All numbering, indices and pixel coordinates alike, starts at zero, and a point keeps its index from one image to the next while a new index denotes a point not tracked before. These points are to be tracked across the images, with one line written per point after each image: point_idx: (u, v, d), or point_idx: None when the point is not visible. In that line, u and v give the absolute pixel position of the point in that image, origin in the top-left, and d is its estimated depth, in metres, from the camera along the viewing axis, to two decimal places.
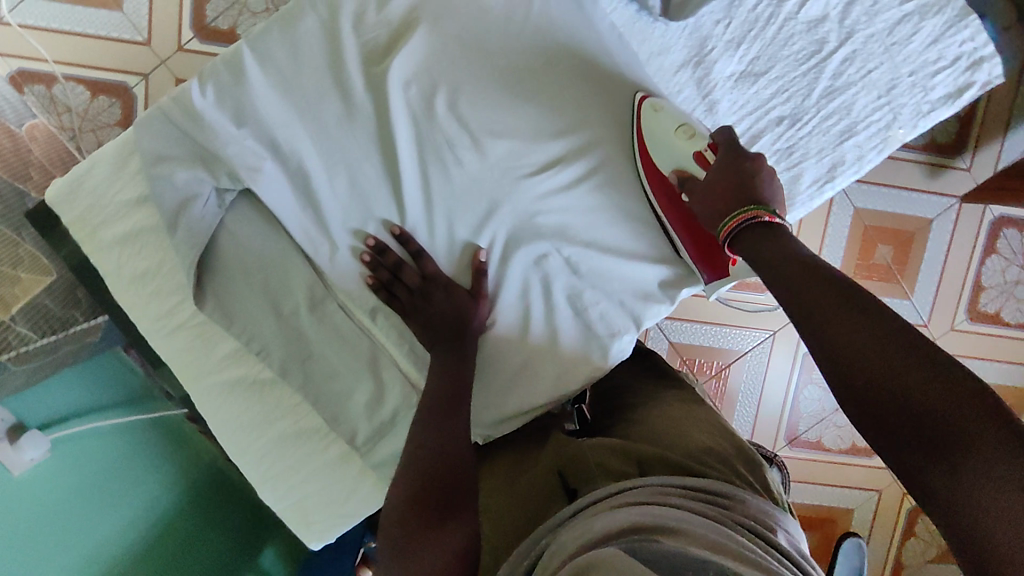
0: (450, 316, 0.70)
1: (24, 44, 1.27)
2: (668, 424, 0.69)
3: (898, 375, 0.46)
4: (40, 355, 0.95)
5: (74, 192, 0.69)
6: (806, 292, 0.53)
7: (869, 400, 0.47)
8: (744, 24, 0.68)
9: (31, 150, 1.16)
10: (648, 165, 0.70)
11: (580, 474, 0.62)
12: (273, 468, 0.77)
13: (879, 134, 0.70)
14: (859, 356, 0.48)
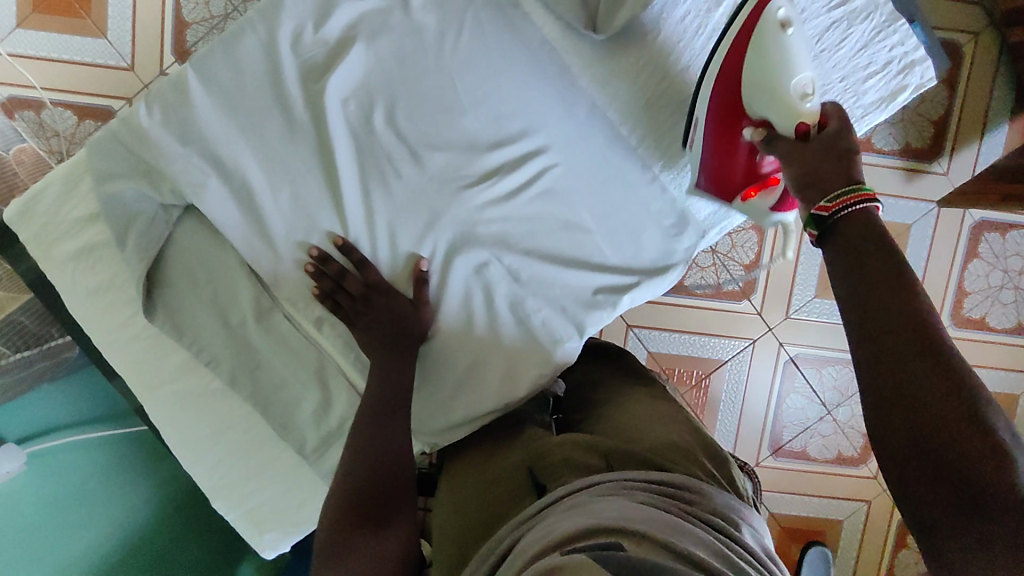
0: (393, 322, 0.71)
1: (15, 72, 1.33)
2: (632, 419, 0.68)
3: (960, 442, 0.43)
4: (16, 370, 0.98)
5: (28, 210, 0.72)
6: (880, 308, 0.48)
7: (925, 448, 0.44)
8: (671, 37, 0.69)
9: (18, 173, 1.22)
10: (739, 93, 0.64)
11: (546, 470, 0.60)
12: (222, 479, 0.77)
13: None
14: (917, 397, 0.45)
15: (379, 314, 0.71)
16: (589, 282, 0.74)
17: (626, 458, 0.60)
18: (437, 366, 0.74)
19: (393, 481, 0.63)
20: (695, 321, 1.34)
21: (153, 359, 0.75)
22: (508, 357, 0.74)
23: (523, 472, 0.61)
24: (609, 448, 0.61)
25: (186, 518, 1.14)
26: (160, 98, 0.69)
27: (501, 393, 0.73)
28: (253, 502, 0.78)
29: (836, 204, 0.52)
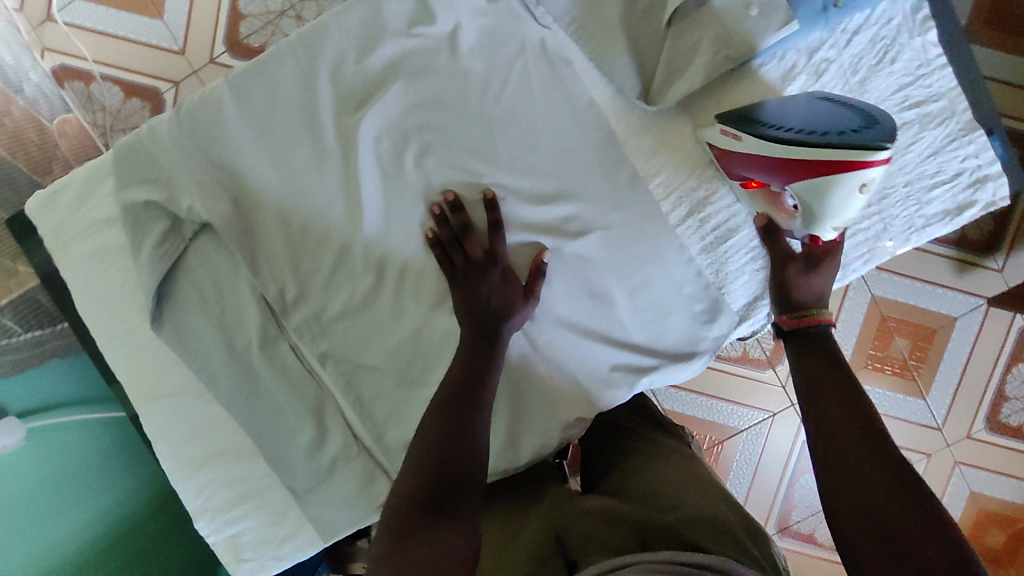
0: (493, 304, 0.64)
1: (68, 41, 1.34)
2: (665, 482, 0.61)
3: (877, 500, 0.49)
4: (24, 348, 0.98)
5: (50, 205, 0.71)
6: (831, 408, 0.55)
7: (858, 510, 0.49)
8: None
9: (58, 145, 1.23)
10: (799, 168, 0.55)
11: (570, 545, 0.53)
12: (206, 502, 0.75)
13: (867, 243, 0.66)
14: (854, 483, 0.50)
15: (488, 293, 0.64)
16: (607, 359, 0.69)
17: (665, 537, 0.52)
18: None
19: (462, 495, 0.54)
20: (718, 384, 1.28)
21: (153, 370, 0.73)
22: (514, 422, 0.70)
23: (549, 540, 0.54)
24: (641, 524, 0.54)
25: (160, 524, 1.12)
26: (191, 109, 0.67)
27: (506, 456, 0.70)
28: (233, 529, 0.75)
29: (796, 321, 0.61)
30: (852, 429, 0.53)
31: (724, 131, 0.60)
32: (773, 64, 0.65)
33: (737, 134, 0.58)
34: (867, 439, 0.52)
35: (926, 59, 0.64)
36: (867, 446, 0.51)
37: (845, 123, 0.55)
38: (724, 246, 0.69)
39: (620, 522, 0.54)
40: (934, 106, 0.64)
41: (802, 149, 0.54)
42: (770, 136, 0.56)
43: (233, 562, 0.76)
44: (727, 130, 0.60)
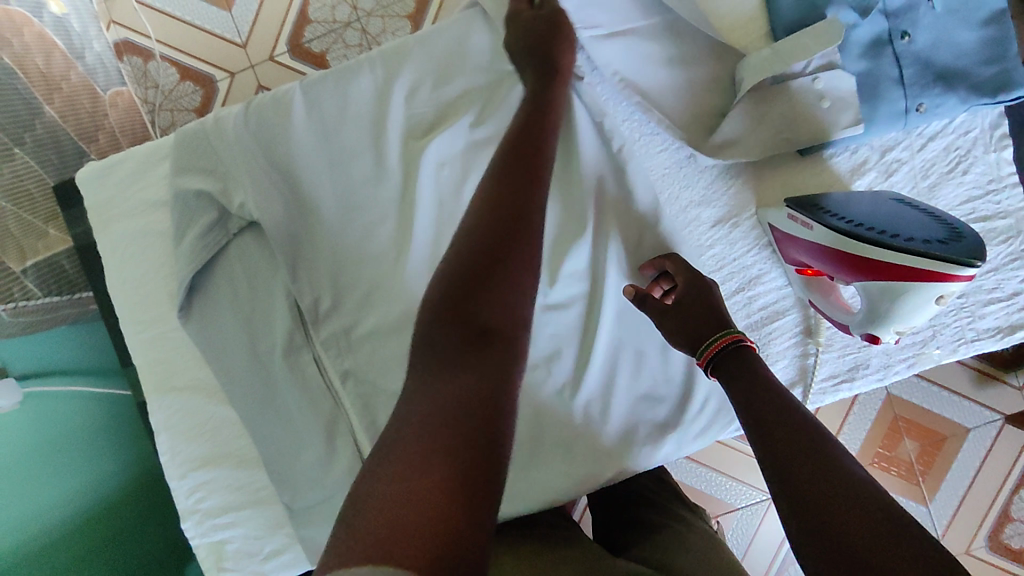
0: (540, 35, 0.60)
1: (135, 17, 1.36)
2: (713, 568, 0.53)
3: (855, 531, 0.42)
4: (39, 312, 0.95)
5: (103, 179, 0.71)
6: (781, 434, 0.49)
7: (826, 545, 0.42)
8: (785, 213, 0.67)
9: (108, 115, 1.25)
10: (871, 265, 0.53)
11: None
12: (196, 502, 0.72)
13: (913, 347, 0.66)
14: (828, 517, 0.43)
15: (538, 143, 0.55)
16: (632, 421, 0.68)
17: None
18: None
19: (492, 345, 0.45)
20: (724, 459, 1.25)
21: (173, 358, 0.72)
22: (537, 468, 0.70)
23: None
24: None
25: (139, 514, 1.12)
26: (258, 108, 0.67)
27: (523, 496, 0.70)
28: (220, 536, 0.72)
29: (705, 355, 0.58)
30: (810, 454, 0.47)
31: (790, 214, 0.59)
32: (844, 156, 0.65)
33: (811, 222, 0.56)
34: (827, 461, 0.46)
35: (998, 175, 0.64)
36: (829, 477, 0.45)
37: (925, 232, 0.53)
38: (769, 328, 0.67)
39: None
40: (1002, 223, 0.64)
41: (872, 248, 0.52)
42: (840, 227, 0.54)
43: (213, 569, 0.73)
44: (794, 213, 0.59)
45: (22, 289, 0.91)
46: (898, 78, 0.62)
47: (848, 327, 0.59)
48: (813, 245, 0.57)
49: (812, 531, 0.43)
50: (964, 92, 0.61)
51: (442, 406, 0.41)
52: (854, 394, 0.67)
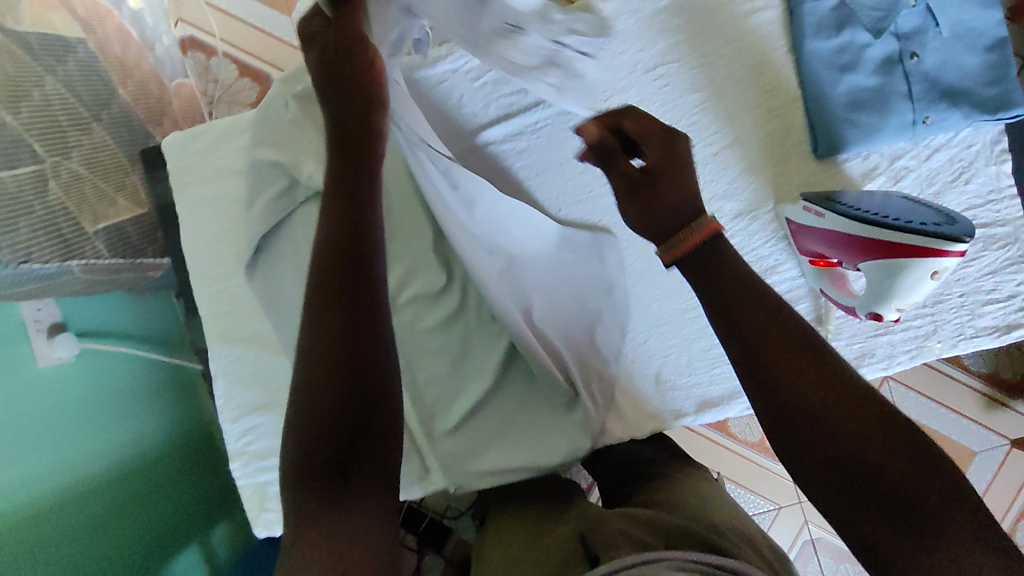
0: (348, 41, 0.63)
1: (202, 17, 1.47)
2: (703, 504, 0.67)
3: (838, 423, 0.49)
4: (107, 272, 1.04)
5: (186, 147, 0.79)
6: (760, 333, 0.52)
7: (815, 444, 0.49)
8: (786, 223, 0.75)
9: (172, 104, 1.35)
10: (877, 248, 0.62)
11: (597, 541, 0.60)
12: (247, 445, 0.79)
13: (918, 340, 0.73)
14: (810, 415, 0.50)
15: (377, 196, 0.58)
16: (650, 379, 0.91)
17: (694, 540, 0.58)
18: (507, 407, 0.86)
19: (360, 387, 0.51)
20: (728, 462, 1.37)
21: (235, 312, 0.79)
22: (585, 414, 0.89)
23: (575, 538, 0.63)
24: (671, 528, 0.61)
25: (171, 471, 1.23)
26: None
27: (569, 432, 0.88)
28: (265, 478, 0.79)
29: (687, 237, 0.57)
30: (793, 350, 0.51)
31: (806, 205, 0.67)
32: (858, 161, 0.75)
33: (823, 211, 0.65)
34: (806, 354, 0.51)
35: (999, 185, 0.73)
36: (814, 378, 0.50)
37: (922, 217, 0.62)
38: None
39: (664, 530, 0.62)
40: (1001, 230, 0.73)
41: (885, 229, 0.61)
42: (856, 213, 0.63)
43: (256, 509, 0.79)
44: (808, 205, 0.66)
45: (93, 249, 1.00)
46: (908, 93, 0.72)
47: (855, 308, 0.68)
48: (825, 233, 0.65)
49: (792, 426, 0.50)
50: (967, 108, 0.71)
51: (356, 529, 0.47)
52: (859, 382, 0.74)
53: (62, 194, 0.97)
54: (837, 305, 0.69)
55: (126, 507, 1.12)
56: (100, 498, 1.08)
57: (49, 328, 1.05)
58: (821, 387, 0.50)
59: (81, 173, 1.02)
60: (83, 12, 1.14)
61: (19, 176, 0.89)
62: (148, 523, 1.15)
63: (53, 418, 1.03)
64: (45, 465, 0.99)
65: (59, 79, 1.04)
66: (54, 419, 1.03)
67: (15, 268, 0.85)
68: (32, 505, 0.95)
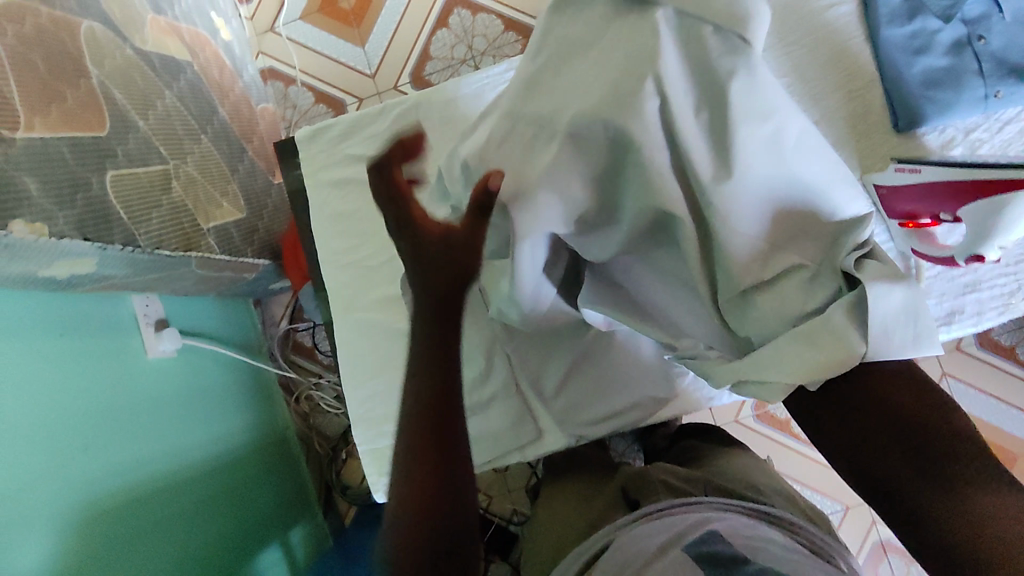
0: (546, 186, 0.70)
1: (283, 50, 1.60)
2: (738, 465, 0.88)
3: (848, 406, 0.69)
4: (217, 267, 1.12)
5: (317, 138, 0.87)
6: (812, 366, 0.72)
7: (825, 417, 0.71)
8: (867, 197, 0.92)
9: (258, 125, 1.46)
10: (977, 189, 0.77)
11: (639, 491, 0.81)
12: (371, 411, 0.84)
13: (1004, 298, 0.87)
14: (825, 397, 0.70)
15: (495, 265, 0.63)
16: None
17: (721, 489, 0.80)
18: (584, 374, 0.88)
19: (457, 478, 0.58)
20: (790, 462, 1.40)
21: (362, 285, 0.86)
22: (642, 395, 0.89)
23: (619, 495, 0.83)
24: (709, 480, 0.82)
25: (254, 470, 1.27)
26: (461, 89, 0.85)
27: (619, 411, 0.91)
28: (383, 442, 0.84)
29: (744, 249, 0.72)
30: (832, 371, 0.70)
31: (899, 168, 0.85)
32: (935, 136, 0.94)
33: (919, 166, 0.82)
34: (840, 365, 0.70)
35: None
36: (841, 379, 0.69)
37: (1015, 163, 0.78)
38: None
39: (695, 479, 0.82)
40: None
41: (974, 168, 0.77)
42: (945, 164, 0.80)
43: (375, 475, 0.84)
44: (901, 166, 0.84)
45: (207, 244, 1.08)
46: (979, 70, 0.90)
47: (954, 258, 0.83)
48: (927, 185, 0.82)
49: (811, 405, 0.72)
50: None
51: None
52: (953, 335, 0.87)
53: (182, 193, 1.05)
54: (935, 259, 0.84)
55: (221, 499, 1.15)
56: (201, 487, 1.10)
57: (155, 322, 1.11)
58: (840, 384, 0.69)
59: (195, 176, 1.11)
60: (188, 39, 1.26)
61: (150, 172, 0.98)
62: (239, 519, 1.17)
63: (161, 407, 1.07)
64: (154, 449, 1.03)
65: (175, 94, 1.14)
66: (166, 405, 1.09)
67: (149, 254, 0.93)
68: (151, 482, 1.00)
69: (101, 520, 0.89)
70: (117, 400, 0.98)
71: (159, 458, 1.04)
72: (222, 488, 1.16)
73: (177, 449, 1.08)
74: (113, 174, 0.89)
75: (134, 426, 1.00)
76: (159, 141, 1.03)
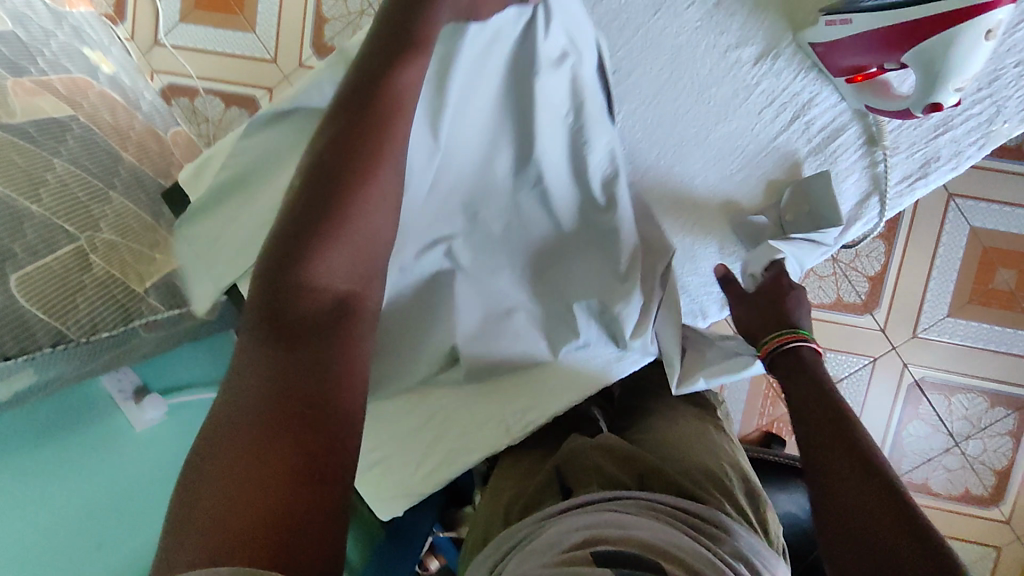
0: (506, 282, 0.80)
1: (174, 61, 1.48)
2: (680, 438, 0.83)
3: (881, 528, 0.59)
4: (166, 325, 1.08)
5: (201, 174, 0.82)
6: (834, 449, 0.66)
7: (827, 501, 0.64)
8: (802, 64, 0.74)
9: (174, 154, 1.36)
10: (896, 38, 0.61)
11: (573, 475, 0.77)
12: None
13: (981, 129, 0.74)
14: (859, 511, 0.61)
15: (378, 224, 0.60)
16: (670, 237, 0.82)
17: (660, 480, 0.75)
18: (480, 375, 0.79)
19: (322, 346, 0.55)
20: None
21: None
22: (525, 399, 0.79)
23: (554, 478, 0.77)
24: (645, 468, 0.76)
25: None
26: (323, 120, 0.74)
27: (526, 421, 0.79)
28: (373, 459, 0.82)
29: (772, 343, 0.75)
30: (840, 447, 0.66)
31: (829, 20, 0.65)
32: None
33: (850, 14, 0.63)
34: (850, 453, 0.65)
35: None
36: (861, 474, 0.63)
37: None
38: (832, 145, 0.77)
39: (631, 463, 0.77)
40: None
41: (905, 10, 0.59)
42: (879, 5, 0.61)
43: (376, 493, 0.83)
44: (831, 18, 0.64)
45: (149, 306, 1.03)
46: None
47: (907, 110, 0.66)
48: (847, 43, 0.65)
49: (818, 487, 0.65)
50: None
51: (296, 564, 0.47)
52: (931, 187, 0.78)
53: (106, 265, 0.99)
54: (891, 114, 0.68)
55: None
56: None
57: (132, 393, 1.05)
58: (865, 483, 0.62)
59: (116, 241, 1.04)
60: (65, 89, 1.14)
61: (62, 257, 0.92)
62: None
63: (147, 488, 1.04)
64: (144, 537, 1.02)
65: (65, 159, 1.05)
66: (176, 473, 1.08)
67: (84, 343, 0.90)
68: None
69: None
70: (112, 492, 1.00)
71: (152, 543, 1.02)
72: None
73: None
74: (18, 276, 0.84)
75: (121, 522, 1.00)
76: (62, 218, 0.96)
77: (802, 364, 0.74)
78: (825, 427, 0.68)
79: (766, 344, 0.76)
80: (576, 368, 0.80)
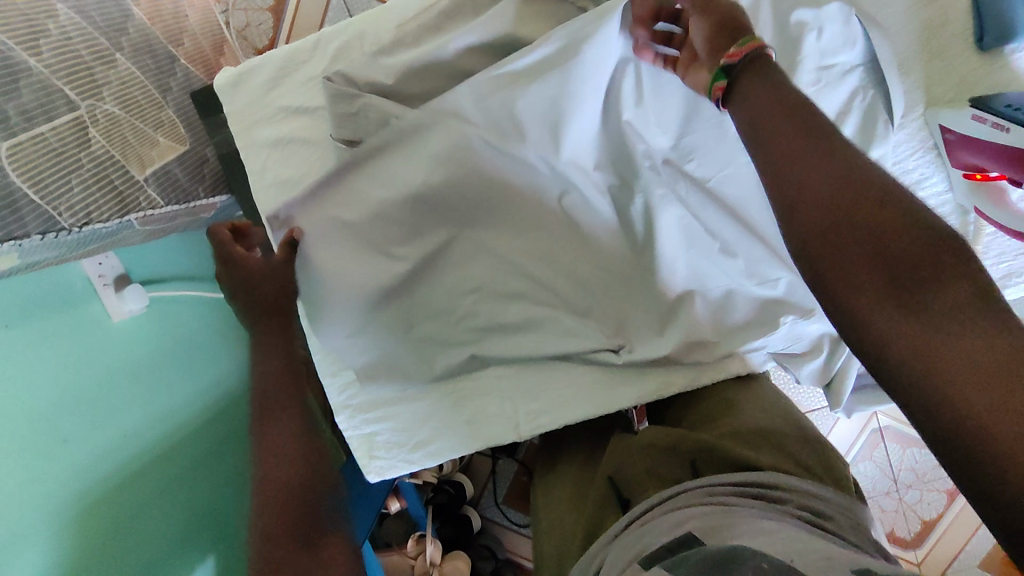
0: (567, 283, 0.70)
1: None
2: (720, 405, 0.67)
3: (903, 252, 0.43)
4: (163, 219, 1.01)
5: (238, 85, 0.73)
6: (819, 167, 0.47)
7: (830, 241, 0.45)
8: (924, 141, 0.72)
9: (188, 16, 1.20)
10: None
11: (629, 479, 0.61)
12: (353, 397, 0.78)
13: None
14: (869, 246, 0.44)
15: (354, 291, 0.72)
16: (781, 277, 0.71)
17: (712, 458, 0.58)
18: (498, 366, 0.76)
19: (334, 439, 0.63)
20: None
21: None
22: (542, 399, 0.74)
23: (607, 483, 0.62)
24: (694, 450, 0.60)
25: None
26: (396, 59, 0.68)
27: (536, 422, 0.74)
28: (372, 427, 0.78)
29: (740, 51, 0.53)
30: (823, 156, 0.47)
31: (977, 116, 0.65)
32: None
33: (1008, 123, 0.62)
34: (844, 166, 0.46)
35: None
36: (853, 186, 0.45)
37: None
38: None
39: (679, 451, 0.61)
40: None
41: None
42: None
43: (365, 457, 0.79)
44: (983, 115, 0.64)
45: (148, 199, 0.96)
46: None
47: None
48: (986, 149, 0.65)
49: (813, 228, 0.46)
50: None
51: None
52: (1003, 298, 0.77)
53: (105, 141, 0.89)
54: (1003, 227, 0.69)
55: (226, 438, 1.15)
56: (196, 435, 1.09)
57: (115, 281, 1.00)
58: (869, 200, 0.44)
59: (118, 115, 0.92)
60: None
61: (59, 129, 0.81)
62: None
63: (136, 375, 1.01)
64: (137, 425, 0.99)
65: (71, 6, 0.88)
66: (160, 361, 1.06)
67: (76, 232, 0.82)
68: (170, 431, 1.04)
69: (113, 492, 0.93)
70: (99, 380, 0.95)
71: (145, 428, 1.00)
72: (224, 430, 1.14)
73: (164, 411, 1.04)
74: (10, 147, 0.72)
75: (111, 413, 0.95)
76: (63, 81, 0.83)
77: (771, 86, 0.52)
78: (810, 168, 0.47)
79: (738, 49, 0.53)
80: (612, 377, 0.72)
